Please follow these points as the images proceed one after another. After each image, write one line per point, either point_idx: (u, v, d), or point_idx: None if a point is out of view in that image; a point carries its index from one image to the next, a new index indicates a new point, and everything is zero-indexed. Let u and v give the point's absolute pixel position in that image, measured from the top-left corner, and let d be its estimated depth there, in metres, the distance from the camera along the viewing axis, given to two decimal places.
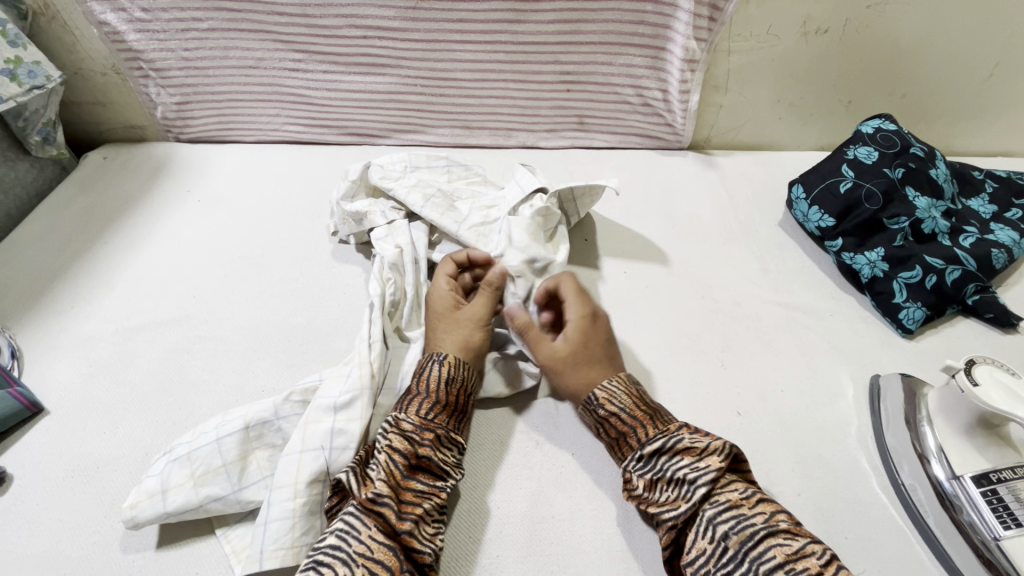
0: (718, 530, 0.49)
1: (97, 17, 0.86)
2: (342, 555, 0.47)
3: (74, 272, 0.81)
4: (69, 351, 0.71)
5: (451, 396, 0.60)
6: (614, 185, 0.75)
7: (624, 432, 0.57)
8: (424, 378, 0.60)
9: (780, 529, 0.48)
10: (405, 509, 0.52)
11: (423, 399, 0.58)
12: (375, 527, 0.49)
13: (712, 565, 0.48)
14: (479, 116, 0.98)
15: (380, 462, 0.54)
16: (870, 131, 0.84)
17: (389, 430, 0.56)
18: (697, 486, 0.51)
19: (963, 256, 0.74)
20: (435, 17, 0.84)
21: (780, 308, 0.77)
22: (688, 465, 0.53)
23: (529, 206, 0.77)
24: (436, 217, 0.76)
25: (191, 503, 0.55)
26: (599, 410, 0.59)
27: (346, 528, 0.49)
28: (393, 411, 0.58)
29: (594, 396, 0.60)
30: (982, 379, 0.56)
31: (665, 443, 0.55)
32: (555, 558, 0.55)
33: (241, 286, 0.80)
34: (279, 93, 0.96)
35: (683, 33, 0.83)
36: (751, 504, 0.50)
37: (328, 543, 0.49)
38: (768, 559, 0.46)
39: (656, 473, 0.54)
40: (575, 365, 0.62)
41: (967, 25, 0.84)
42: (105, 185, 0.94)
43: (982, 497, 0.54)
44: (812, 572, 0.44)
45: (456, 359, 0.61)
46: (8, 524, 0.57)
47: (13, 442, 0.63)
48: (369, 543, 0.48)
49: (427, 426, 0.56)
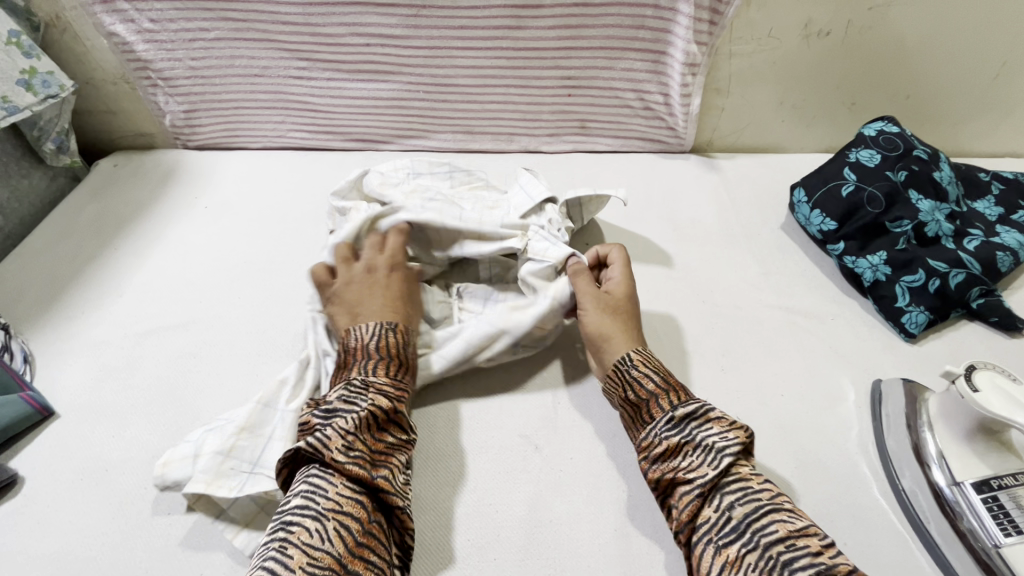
0: (725, 500, 0.49)
1: (107, 28, 0.88)
2: (310, 512, 0.48)
3: (85, 277, 0.82)
4: (80, 356, 0.73)
5: (409, 359, 0.62)
6: (624, 196, 0.76)
7: (654, 394, 0.57)
8: (381, 343, 0.61)
9: (784, 508, 0.49)
10: (379, 459, 0.53)
11: (378, 359, 0.60)
12: (343, 484, 0.50)
13: (715, 533, 0.48)
14: (482, 121, 0.99)
15: (356, 415, 0.54)
16: (872, 133, 0.83)
17: (368, 389, 0.56)
18: (724, 455, 0.51)
19: (967, 260, 0.73)
20: (437, 24, 0.85)
21: (782, 312, 0.77)
22: (717, 433, 0.53)
23: (540, 217, 0.77)
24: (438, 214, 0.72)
25: (213, 471, 0.57)
26: (632, 371, 0.59)
27: (312, 489, 0.50)
28: (357, 375, 0.58)
29: (630, 357, 0.60)
30: (983, 385, 0.55)
31: (697, 409, 0.55)
32: (553, 562, 0.55)
33: (246, 292, 0.81)
34: (284, 101, 0.98)
35: (683, 37, 0.83)
36: (760, 482, 0.51)
37: (294, 504, 0.49)
38: (770, 532, 0.46)
39: (685, 437, 0.53)
40: (610, 314, 0.65)
41: (972, 25, 0.83)
42: (116, 192, 0.96)
43: (982, 504, 0.54)
44: (811, 550, 0.45)
45: (404, 326, 0.64)
46: (21, 525, 0.58)
47: (25, 444, 0.64)
48: (338, 498, 0.49)
49: (398, 387, 0.59)
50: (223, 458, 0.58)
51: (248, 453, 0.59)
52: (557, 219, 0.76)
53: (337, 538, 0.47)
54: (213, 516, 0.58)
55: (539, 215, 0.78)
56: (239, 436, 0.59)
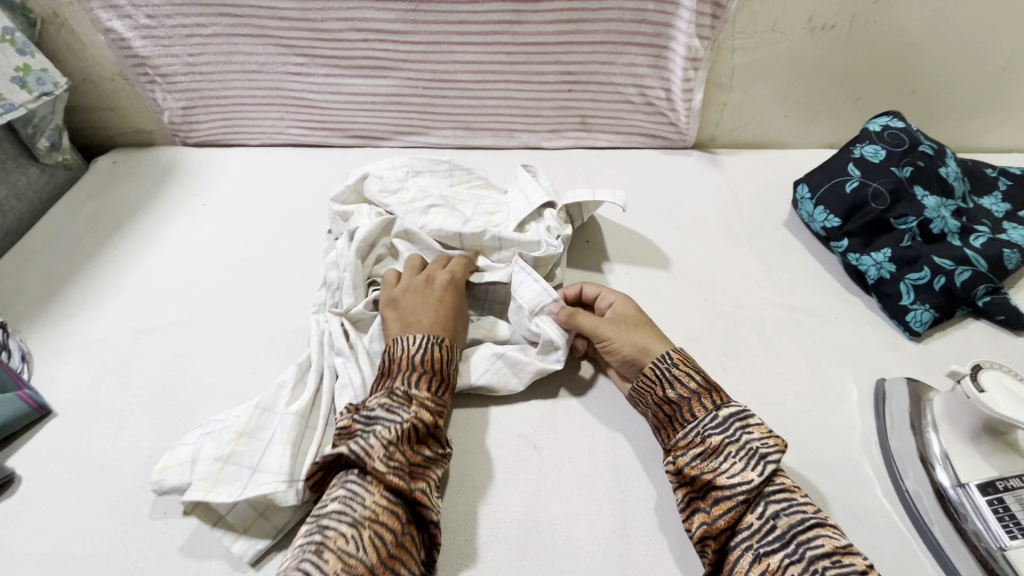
0: (769, 509, 0.50)
1: (104, 24, 0.88)
2: (348, 518, 0.49)
3: (83, 275, 0.82)
4: (77, 354, 0.73)
5: (449, 374, 0.61)
6: (620, 202, 0.74)
7: (697, 392, 0.57)
8: (428, 356, 0.59)
9: (828, 523, 0.49)
10: (418, 471, 0.54)
11: (422, 368, 0.59)
12: (380, 494, 0.51)
13: (755, 541, 0.48)
14: (481, 117, 0.98)
15: (398, 427, 0.53)
16: (877, 129, 0.82)
17: (408, 404, 0.56)
18: (767, 462, 0.51)
19: (974, 257, 0.72)
20: (436, 19, 0.84)
21: (784, 310, 0.76)
22: (759, 439, 0.53)
23: (539, 223, 0.77)
24: (440, 225, 0.74)
25: (212, 474, 0.56)
26: (672, 369, 0.59)
27: (349, 494, 0.51)
28: (400, 385, 0.57)
29: (670, 356, 0.60)
30: (989, 384, 0.54)
31: (741, 412, 0.55)
32: (551, 562, 0.55)
33: (244, 290, 0.80)
34: (282, 97, 0.97)
35: (685, 31, 0.82)
36: (802, 494, 0.51)
37: (332, 508, 0.50)
38: (817, 546, 0.46)
39: (728, 438, 0.53)
40: (637, 328, 0.64)
41: (980, 18, 0.81)
42: (114, 189, 0.95)
43: (987, 506, 0.53)
44: (857, 568, 0.45)
45: (451, 344, 0.62)
46: (18, 524, 0.58)
47: (22, 443, 0.64)
48: (374, 507, 0.50)
49: (439, 402, 0.58)
50: (222, 464, 0.57)
51: (247, 458, 0.58)
52: (555, 226, 0.75)
53: (372, 547, 0.48)
54: (212, 523, 0.57)
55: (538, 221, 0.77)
56: (238, 442, 0.58)
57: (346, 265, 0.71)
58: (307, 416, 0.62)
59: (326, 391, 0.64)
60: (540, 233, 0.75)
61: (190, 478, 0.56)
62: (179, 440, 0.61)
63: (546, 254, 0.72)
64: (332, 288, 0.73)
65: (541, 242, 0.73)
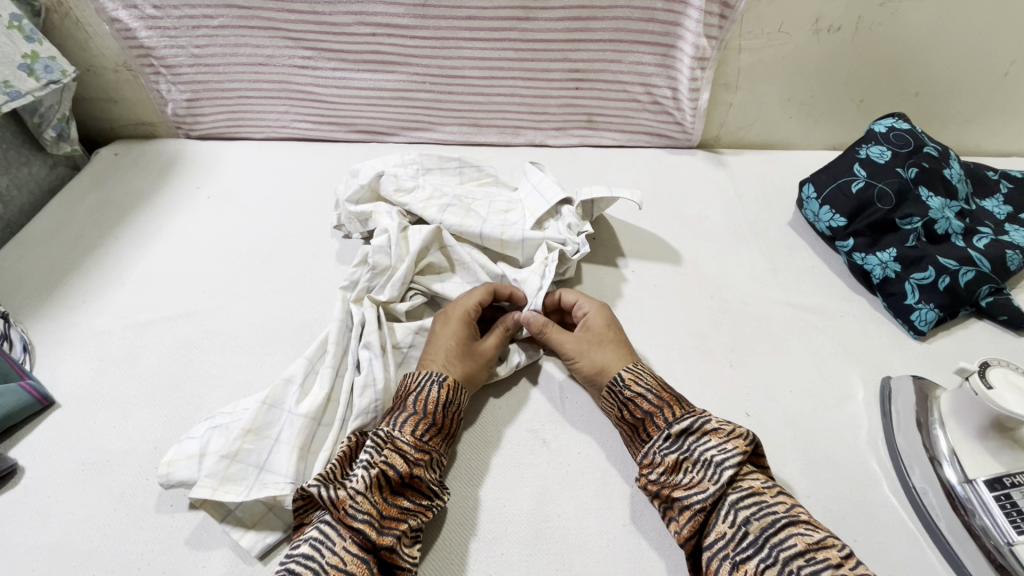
0: (740, 515, 0.48)
1: (109, 14, 0.87)
2: (314, 565, 0.46)
3: (85, 266, 0.81)
4: (80, 346, 0.72)
5: (445, 420, 0.58)
6: (637, 198, 0.75)
7: (650, 413, 0.57)
8: (421, 397, 0.58)
9: (801, 519, 0.48)
10: (387, 525, 0.50)
11: (418, 417, 0.57)
12: (351, 539, 0.49)
13: (731, 549, 0.47)
14: (488, 114, 0.98)
15: (368, 474, 0.51)
16: (883, 130, 0.82)
17: (382, 446, 0.54)
18: (724, 469, 0.50)
19: (977, 257, 0.73)
20: (444, 14, 0.84)
21: (790, 309, 0.76)
22: (715, 447, 0.52)
23: (557, 220, 0.79)
24: (460, 224, 0.75)
25: (218, 471, 0.56)
26: (624, 392, 0.59)
27: (320, 538, 0.49)
28: (385, 427, 0.56)
29: (619, 377, 0.60)
30: (996, 381, 0.55)
31: (693, 423, 0.54)
32: (560, 557, 0.54)
33: (250, 283, 0.80)
34: (288, 91, 0.97)
35: (693, 31, 0.82)
36: (773, 494, 0.50)
37: (301, 552, 0.48)
38: (789, 546, 0.45)
39: (683, 453, 0.53)
40: (600, 346, 0.64)
41: (983, 23, 0.82)
42: (117, 181, 0.95)
43: (995, 501, 0.53)
44: (832, 562, 0.44)
45: (455, 384, 0.60)
46: (20, 515, 0.57)
47: (25, 434, 0.63)
48: (343, 554, 0.47)
49: (421, 447, 0.55)
50: (229, 462, 0.56)
51: (255, 456, 0.57)
52: (576, 223, 0.77)
53: None
54: (219, 517, 0.56)
55: (556, 218, 0.79)
56: (246, 439, 0.58)
57: (402, 258, 0.71)
58: (317, 417, 0.60)
59: (342, 388, 0.62)
60: (560, 231, 0.77)
61: (198, 474, 0.56)
62: (185, 435, 0.61)
63: (575, 252, 0.74)
64: (375, 272, 0.71)
65: (565, 239, 0.75)
